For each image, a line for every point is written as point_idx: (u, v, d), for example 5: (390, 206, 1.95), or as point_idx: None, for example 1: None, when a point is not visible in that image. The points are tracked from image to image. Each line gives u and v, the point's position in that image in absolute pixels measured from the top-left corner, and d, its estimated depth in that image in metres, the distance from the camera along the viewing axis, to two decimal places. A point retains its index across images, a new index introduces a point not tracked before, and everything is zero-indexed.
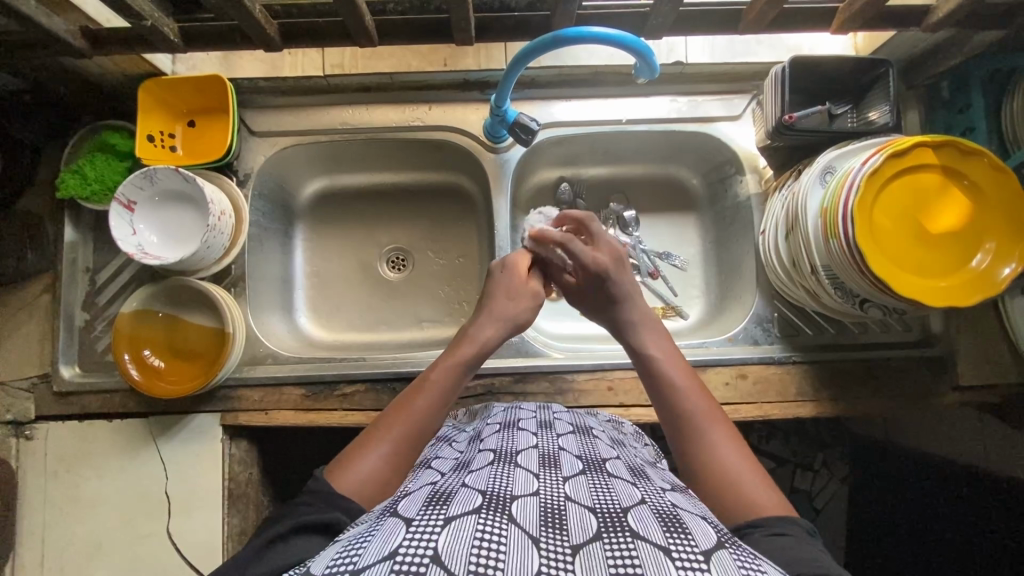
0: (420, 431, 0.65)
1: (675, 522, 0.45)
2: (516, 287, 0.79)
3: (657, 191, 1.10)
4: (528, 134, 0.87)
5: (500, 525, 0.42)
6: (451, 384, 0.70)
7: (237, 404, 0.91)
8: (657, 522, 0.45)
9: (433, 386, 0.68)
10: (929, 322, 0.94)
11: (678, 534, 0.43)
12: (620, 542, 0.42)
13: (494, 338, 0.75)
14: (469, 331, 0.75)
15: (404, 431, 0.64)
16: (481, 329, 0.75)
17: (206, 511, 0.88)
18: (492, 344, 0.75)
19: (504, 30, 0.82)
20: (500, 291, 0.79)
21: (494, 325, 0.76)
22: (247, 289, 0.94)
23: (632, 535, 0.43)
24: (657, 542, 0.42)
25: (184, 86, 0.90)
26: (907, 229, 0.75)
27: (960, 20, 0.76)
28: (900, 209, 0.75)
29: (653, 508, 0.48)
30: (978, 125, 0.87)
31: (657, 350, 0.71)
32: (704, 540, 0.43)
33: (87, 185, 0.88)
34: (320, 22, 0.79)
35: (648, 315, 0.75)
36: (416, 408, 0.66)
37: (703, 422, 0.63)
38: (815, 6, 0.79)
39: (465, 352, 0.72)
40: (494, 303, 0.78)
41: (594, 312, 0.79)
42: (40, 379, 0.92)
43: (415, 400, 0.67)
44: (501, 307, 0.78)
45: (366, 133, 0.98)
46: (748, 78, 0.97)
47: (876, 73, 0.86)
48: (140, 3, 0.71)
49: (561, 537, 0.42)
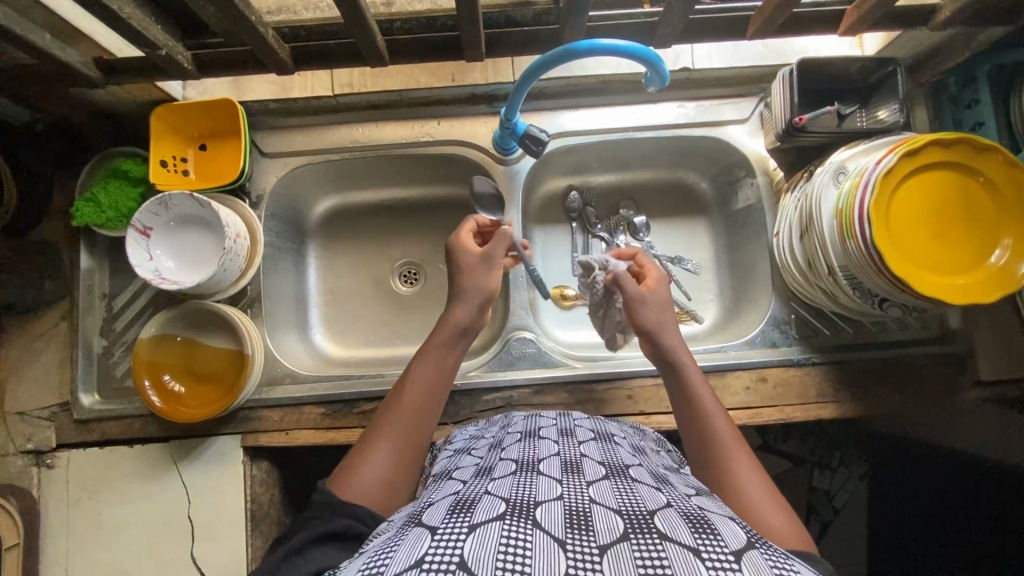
0: (416, 425, 0.68)
1: (704, 524, 0.45)
2: (473, 267, 0.77)
3: (666, 197, 1.10)
4: (539, 146, 0.88)
5: (526, 530, 0.42)
6: (436, 373, 0.72)
7: (257, 425, 0.91)
8: (686, 525, 0.44)
9: (414, 376, 0.71)
10: (947, 319, 0.93)
11: (707, 536, 0.43)
12: (649, 544, 0.41)
13: (465, 317, 0.74)
14: (445, 317, 0.75)
15: (397, 426, 0.67)
16: (449, 313, 0.75)
17: (228, 535, 0.87)
18: (465, 321, 0.74)
19: (512, 44, 0.82)
20: (467, 271, 0.77)
21: (465, 303, 0.75)
22: (262, 310, 0.94)
23: (661, 537, 0.42)
24: (685, 543, 0.41)
25: (194, 111, 0.90)
26: (929, 248, 0.74)
27: (968, 17, 0.76)
28: (917, 228, 0.75)
29: (680, 511, 0.47)
30: (987, 120, 0.86)
31: (693, 379, 0.72)
32: (734, 540, 0.43)
33: (102, 212, 0.89)
34: (330, 44, 0.80)
35: (680, 345, 0.74)
36: (410, 407, 0.69)
37: (731, 453, 0.64)
38: (820, 11, 0.80)
39: (438, 339, 0.73)
40: (469, 282, 0.76)
41: (635, 331, 0.76)
42: (60, 408, 0.92)
43: (401, 395, 0.69)
44: (472, 283, 0.76)
45: (377, 150, 0.98)
46: (754, 82, 0.98)
47: (884, 73, 0.86)
48: (155, 34, 0.72)
49: (587, 538, 0.42)
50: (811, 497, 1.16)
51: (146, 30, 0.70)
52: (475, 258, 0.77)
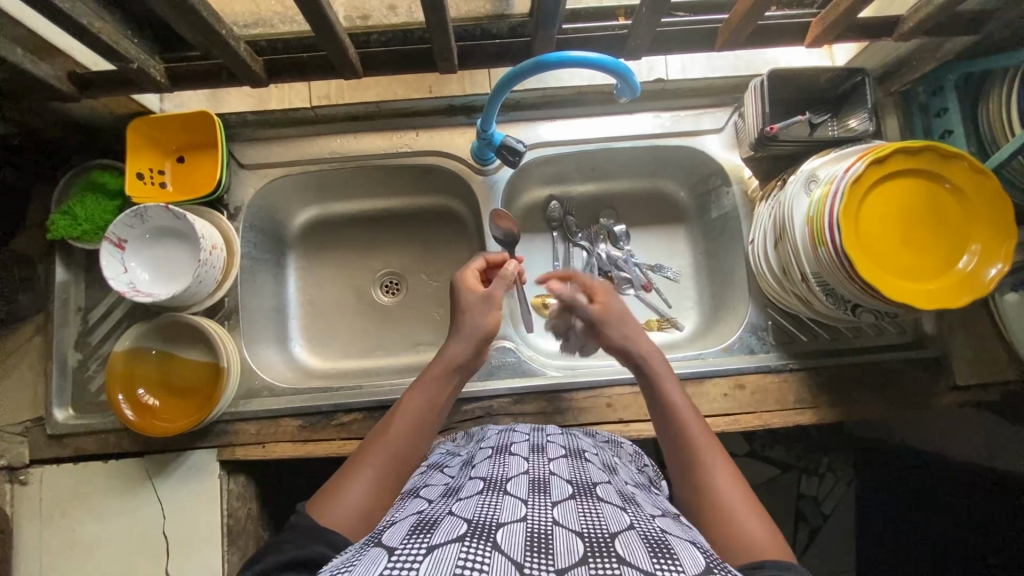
0: (404, 457, 0.67)
1: (663, 547, 0.45)
2: (473, 304, 0.78)
3: (645, 206, 1.11)
4: (516, 156, 0.88)
5: (484, 553, 0.42)
6: (428, 405, 0.71)
7: (234, 438, 0.90)
8: (644, 548, 0.44)
9: (407, 406, 0.70)
10: (921, 323, 0.94)
11: (666, 560, 0.43)
12: (606, 567, 0.41)
13: (463, 354, 0.75)
14: (443, 353, 0.76)
15: (385, 458, 0.66)
16: (448, 348, 0.76)
17: (204, 550, 0.86)
18: (462, 357, 0.75)
19: (486, 57, 0.83)
20: (467, 310, 0.78)
21: (461, 341, 0.76)
22: (240, 322, 0.94)
23: (619, 561, 0.42)
24: (643, 569, 0.41)
25: (172, 124, 0.91)
26: (901, 257, 0.75)
27: (930, 28, 0.78)
28: (887, 240, 0.76)
29: (641, 533, 0.47)
30: (956, 129, 0.87)
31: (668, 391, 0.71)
32: (692, 564, 0.43)
33: (77, 225, 0.88)
34: (305, 57, 0.81)
35: (631, 349, 0.76)
36: (397, 433, 0.68)
37: (708, 464, 0.63)
38: (788, 23, 0.81)
39: (435, 373, 0.74)
40: (465, 319, 0.77)
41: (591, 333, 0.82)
42: (33, 423, 0.90)
43: (391, 425, 0.68)
44: (469, 321, 0.77)
45: (355, 161, 0.98)
46: (728, 92, 0.99)
47: (854, 82, 0.87)
48: (126, 47, 0.72)
49: (545, 562, 0.42)
50: (799, 503, 1.18)
51: (118, 45, 0.70)
52: (476, 298, 0.78)
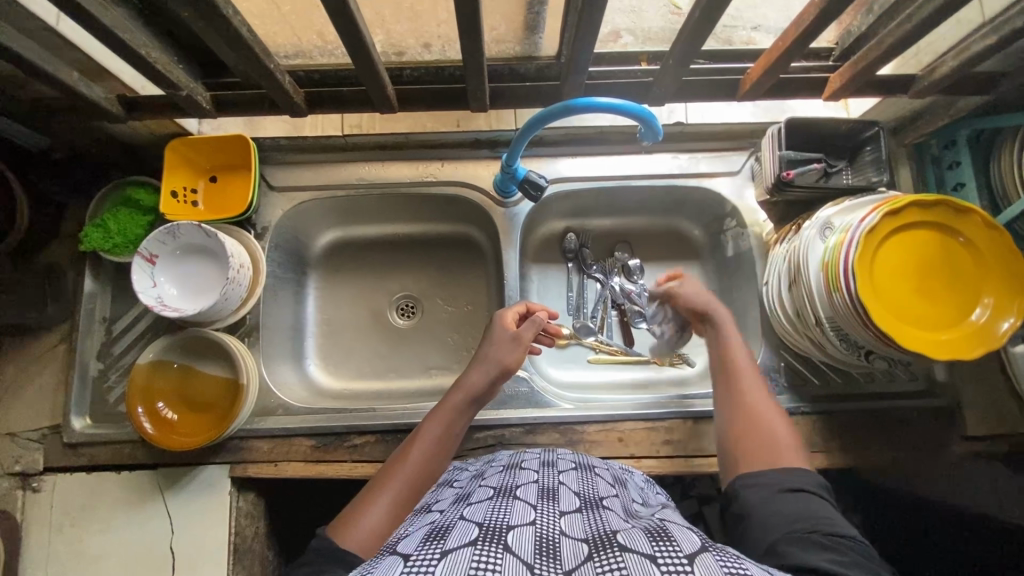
0: (422, 481, 0.67)
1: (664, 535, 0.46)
2: (502, 336, 0.82)
3: (660, 242, 1.13)
4: (538, 190, 0.91)
5: (496, 554, 0.42)
6: (444, 434, 0.73)
7: (246, 455, 0.90)
8: (646, 537, 0.46)
9: (428, 433, 0.72)
10: (933, 371, 0.95)
11: (664, 543, 0.44)
12: (610, 558, 0.42)
13: (481, 382, 0.78)
14: (461, 381, 0.79)
15: (404, 482, 0.66)
16: (468, 375, 0.79)
17: (209, 568, 0.86)
18: (481, 387, 0.78)
19: (516, 97, 0.87)
20: (494, 341, 0.82)
21: (482, 368, 0.79)
22: (259, 340, 0.96)
23: (622, 550, 0.43)
24: (644, 552, 0.43)
25: (208, 146, 0.94)
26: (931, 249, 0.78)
27: (946, 86, 0.81)
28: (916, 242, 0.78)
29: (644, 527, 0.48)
30: (968, 181, 0.89)
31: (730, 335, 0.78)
32: (689, 544, 0.44)
33: (109, 239, 0.91)
34: (344, 90, 0.85)
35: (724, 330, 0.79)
36: (414, 459, 0.69)
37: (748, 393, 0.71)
38: (806, 76, 0.85)
39: (455, 401, 0.76)
40: (491, 350, 0.81)
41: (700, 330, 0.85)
42: (51, 430, 0.92)
43: (411, 451, 0.69)
44: (493, 352, 0.81)
45: (381, 188, 1.01)
46: (746, 137, 1.02)
47: (866, 135, 0.91)
48: (177, 75, 0.76)
49: (555, 564, 0.43)
50: None
51: (170, 73, 0.74)
52: (506, 334, 0.82)
